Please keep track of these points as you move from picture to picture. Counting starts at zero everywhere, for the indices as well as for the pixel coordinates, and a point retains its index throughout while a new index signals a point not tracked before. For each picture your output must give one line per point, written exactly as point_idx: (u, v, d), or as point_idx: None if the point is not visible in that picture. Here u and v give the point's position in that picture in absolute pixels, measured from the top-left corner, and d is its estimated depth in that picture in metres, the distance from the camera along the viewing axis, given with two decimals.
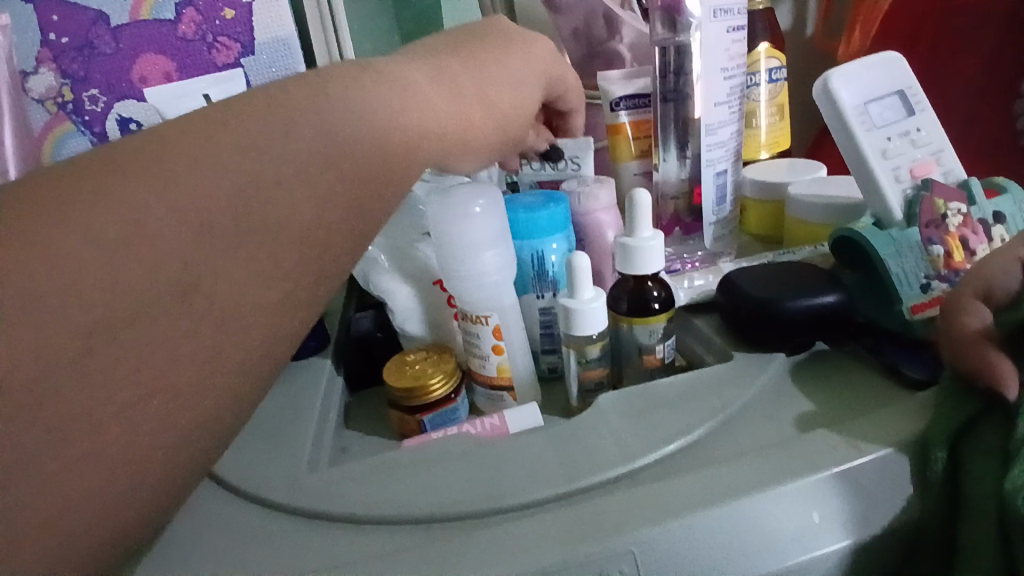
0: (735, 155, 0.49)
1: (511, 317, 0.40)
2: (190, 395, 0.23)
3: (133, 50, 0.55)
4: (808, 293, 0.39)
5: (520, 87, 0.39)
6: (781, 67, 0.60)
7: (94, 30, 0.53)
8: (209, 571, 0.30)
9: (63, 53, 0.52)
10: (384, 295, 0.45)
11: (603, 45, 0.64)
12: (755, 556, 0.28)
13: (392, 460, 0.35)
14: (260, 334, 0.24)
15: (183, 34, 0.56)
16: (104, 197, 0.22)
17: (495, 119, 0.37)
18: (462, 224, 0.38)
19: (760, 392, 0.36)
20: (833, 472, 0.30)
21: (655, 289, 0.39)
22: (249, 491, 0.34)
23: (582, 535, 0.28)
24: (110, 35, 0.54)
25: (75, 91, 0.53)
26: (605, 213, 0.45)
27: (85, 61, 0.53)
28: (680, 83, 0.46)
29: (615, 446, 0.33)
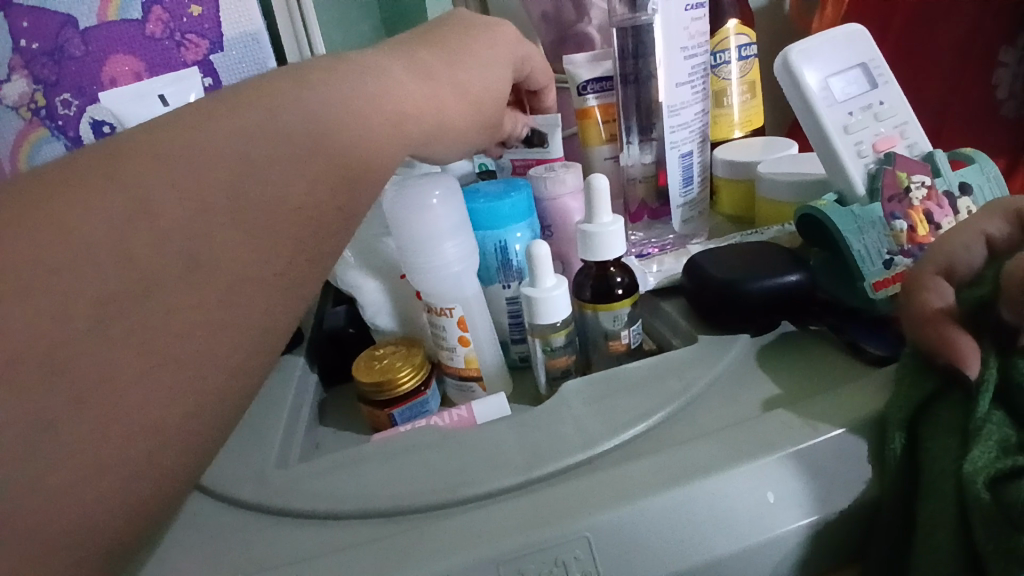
0: (702, 136, 0.48)
1: (474, 308, 0.40)
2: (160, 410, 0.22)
3: (102, 53, 0.55)
4: (770, 273, 0.39)
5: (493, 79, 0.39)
6: (752, 44, 0.59)
7: (63, 34, 0.54)
8: (175, 567, 0.31)
9: (34, 59, 0.53)
10: (352, 291, 0.45)
11: (573, 27, 0.63)
12: (711, 539, 0.28)
13: (357, 453, 0.35)
14: None
15: (151, 32, 0.57)
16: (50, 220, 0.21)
17: (468, 115, 0.36)
18: (420, 216, 0.38)
19: (724, 374, 0.36)
20: (787, 452, 0.30)
21: (619, 275, 0.39)
22: (215, 487, 0.35)
23: (538, 523, 0.28)
24: (79, 38, 0.54)
25: (48, 96, 0.54)
26: (572, 199, 0.44)
27: (56, 66, 0.54)
28: (639, 65, 0.46)
29: (577, 434, 0.33)
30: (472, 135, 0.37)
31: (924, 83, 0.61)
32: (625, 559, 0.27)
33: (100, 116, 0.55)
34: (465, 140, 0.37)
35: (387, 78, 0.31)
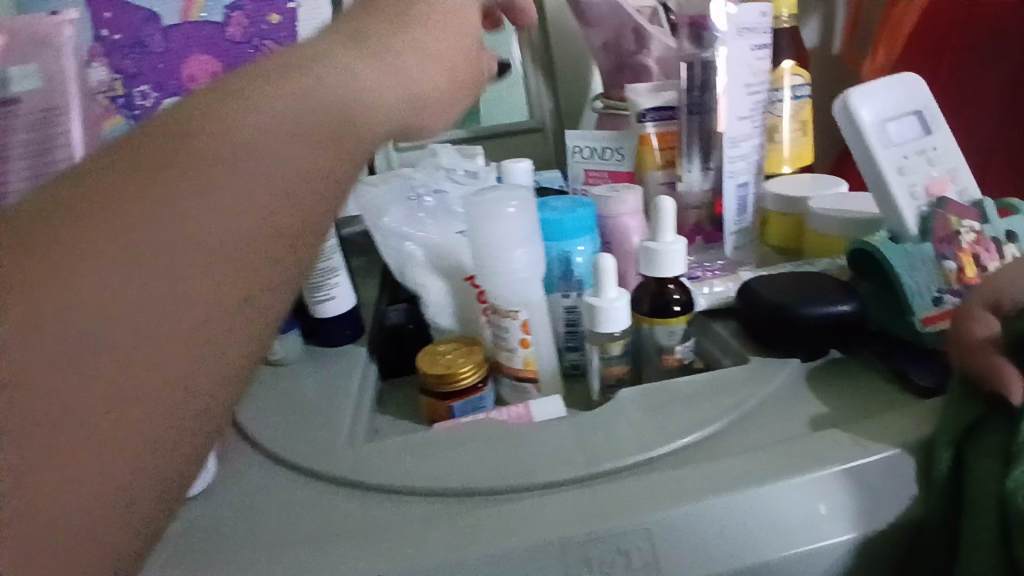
0: (757, 168, 0.51)
1: (538, 313, 0.42)
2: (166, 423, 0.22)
3: (181, 51, 0.58)
4: (823, 301, 0.41)
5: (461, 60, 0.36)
6: (805, 84, 0.62)
7: (145, 29, 0.56)
8: (256, 530, 0.33)
9: (117, 49, 0.55)
10: (418, 289, 0.48)
11: (632, 57, 0.66)
12: (765, 542, 0.30)
13: (424, 439, 0.38)
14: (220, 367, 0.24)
15: (230, 35, 0.59)
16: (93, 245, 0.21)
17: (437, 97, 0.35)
18: (497, 222, 0.41)
19: (774, 393, 0.38)
20: (839, 467, 0.32)
21: (677, 293, 0.41)
22: (292, 461, 0.37)
23: (602, 514, 0.30)
24: (160, 34, 0.57)
25: (127, 86, 0.54)
26: (631, 218, 0.47)
27: (136, 59, 0.56)
28: (704, 97, 0.48)
29: (634, 437, 0.35)
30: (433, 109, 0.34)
31: (969, 126, 0.63)
32: (684, 554, 0.29)
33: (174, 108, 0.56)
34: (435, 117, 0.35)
35: (346, 70, 0.29)
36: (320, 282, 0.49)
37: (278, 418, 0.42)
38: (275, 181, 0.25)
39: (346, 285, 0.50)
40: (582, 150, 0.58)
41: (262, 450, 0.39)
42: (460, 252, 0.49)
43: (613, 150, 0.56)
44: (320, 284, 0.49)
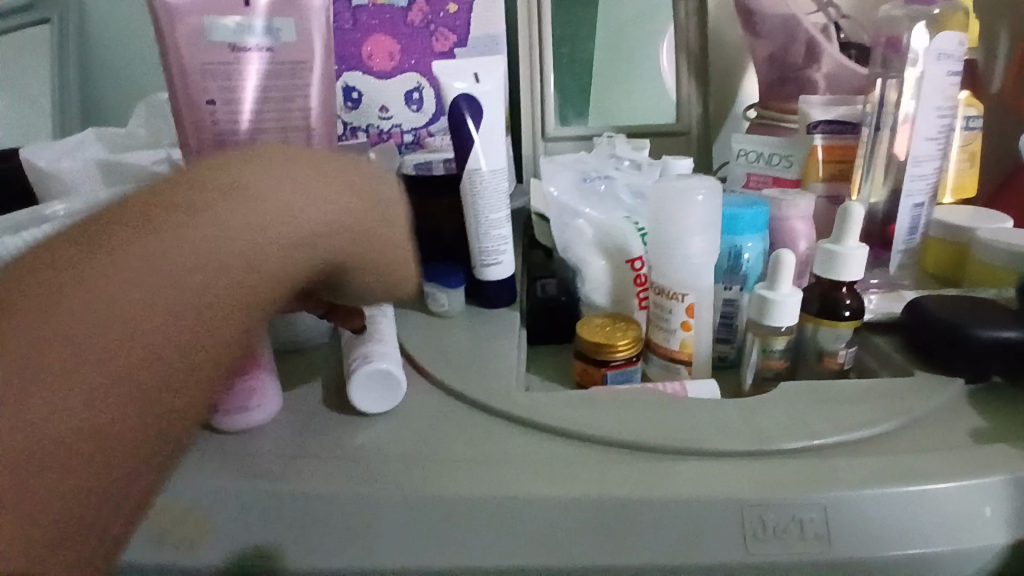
0: (934, 191, 0.51)
1: (704, 300, 0.44)
2: (55, 415, 0.24)
3: (367, 30, 0.72)
4: (995, 325, 0.40)
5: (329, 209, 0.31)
6: (979, 117, 0.61)
7: (342, 9, 0.72)
8: (445, 446, 0.37)
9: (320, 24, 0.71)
10: (578, 265, 0.52)
11: (797, 71, 0.66)
12: (929, 533, 0.31)
13: (589, 396, 0.41)
14: (82, 395, 0.25)
15: (410, 20, 0.73)
16: (110, 254, 0.26)
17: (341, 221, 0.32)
18: (683, 208, 0.43)
19: (940, 407, 0.39)
20: (1008, 477, 0.33)
21: (848, 299, 0.42)
22: (468, 396, 0.42)
23: (778, 484, 0.32)
24: (350, 13, 0.72)
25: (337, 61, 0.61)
26: (801, 222, 0.48)
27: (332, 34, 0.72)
28: (890, 120, 0.51)
29: (799, 423, 0.37)
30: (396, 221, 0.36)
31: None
32: (854, 533, 0.31)
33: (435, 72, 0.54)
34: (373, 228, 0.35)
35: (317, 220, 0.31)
36: (490, 246, 0.53)
37: (450, 360, 0.46)
38: (190, 253, 0.27)
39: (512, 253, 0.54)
40: (746, 154, 0.58)
41: (437, 384, 0.44)
42: (625, 234, 0.51)
43: (780, 156, 0.56)
44: (490, 248, 0.53)
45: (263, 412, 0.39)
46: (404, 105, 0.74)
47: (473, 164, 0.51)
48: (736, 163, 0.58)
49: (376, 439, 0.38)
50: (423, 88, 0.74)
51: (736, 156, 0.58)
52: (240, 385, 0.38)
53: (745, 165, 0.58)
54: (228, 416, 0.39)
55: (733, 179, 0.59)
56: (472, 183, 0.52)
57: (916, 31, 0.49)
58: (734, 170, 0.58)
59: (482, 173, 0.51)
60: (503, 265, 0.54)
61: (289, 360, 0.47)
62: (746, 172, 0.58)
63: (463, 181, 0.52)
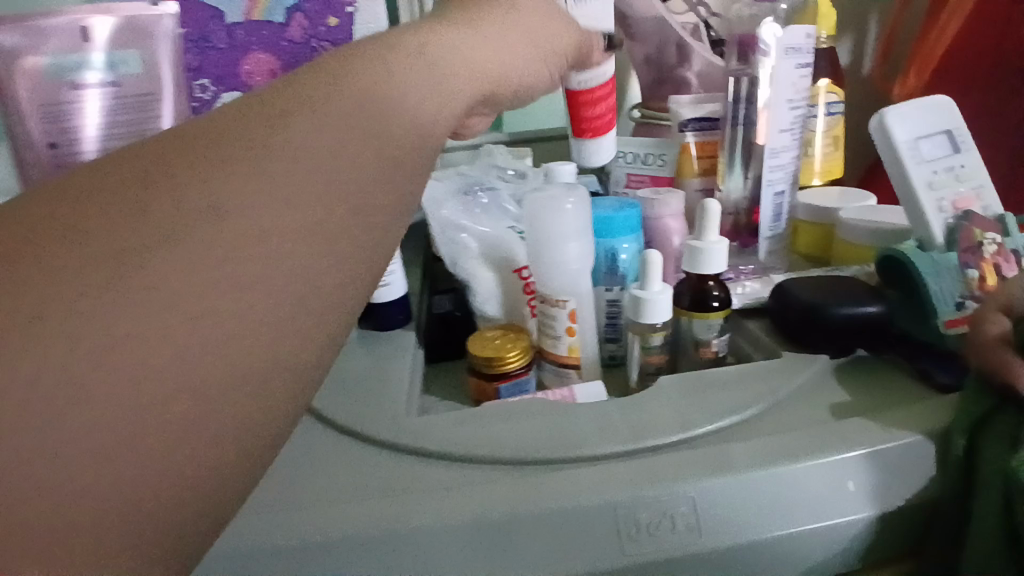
0: (792, 178, 0.55)
1: (585, 303, 0.46)
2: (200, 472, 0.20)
3: (244, 47, 0.65)
4: (853, 302, 0.43)
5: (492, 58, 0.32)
6: (839, 102, 0.64)
7: (210, 25, 0.64)
8: (328, 484, 0.36)
9: (185, 44, 0.63)
10: (468, 278, 0.51)
11: (672, 71, 0.69)
12: (795, 513, 0.32)
13: (477, 412, 0.41)
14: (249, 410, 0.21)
15: (291, 36, 0.67)
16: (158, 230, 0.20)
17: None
18: (555, 217, 0.44)
19: (804, 386, 0.41)
20: (866, 449, 0.34)
21: (716, 290, 0.44)
22: (354, 428, 0.40)
23: (649, 480, 0.33)
24: (225, 32, 0.64)
25: (191, 80, 0.63)
26: (673, 219, 0.50)
27: (200, 54, 0.63)
28: (749, 109, 0.52)
29: (675, 418, 0.38)
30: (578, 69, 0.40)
31: (1001, 140, 0.64)
32: (722, 521, 0.32)
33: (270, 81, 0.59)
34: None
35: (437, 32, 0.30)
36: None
37: (339, 387, 0.45)
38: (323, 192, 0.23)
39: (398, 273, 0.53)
40: (624, 155, 0.59)
41: (324, 418, 0.42)
42: (510, 245, 0.52)
43: (654, 156, 0.58)
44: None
45: None
46: None
47: None
48: (616, 165, 0.60)
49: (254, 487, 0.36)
50: None
51: (615, 157, 0.60)
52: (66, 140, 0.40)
53: (624, 165, 0.59)
54: None
55: (614, 180, 0.60)
56: None
57: (766, 23, 0.50)
58: (615, 172, 0.60)
59: None
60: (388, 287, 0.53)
61: None
62: (626, 173, 0.60)
63: None
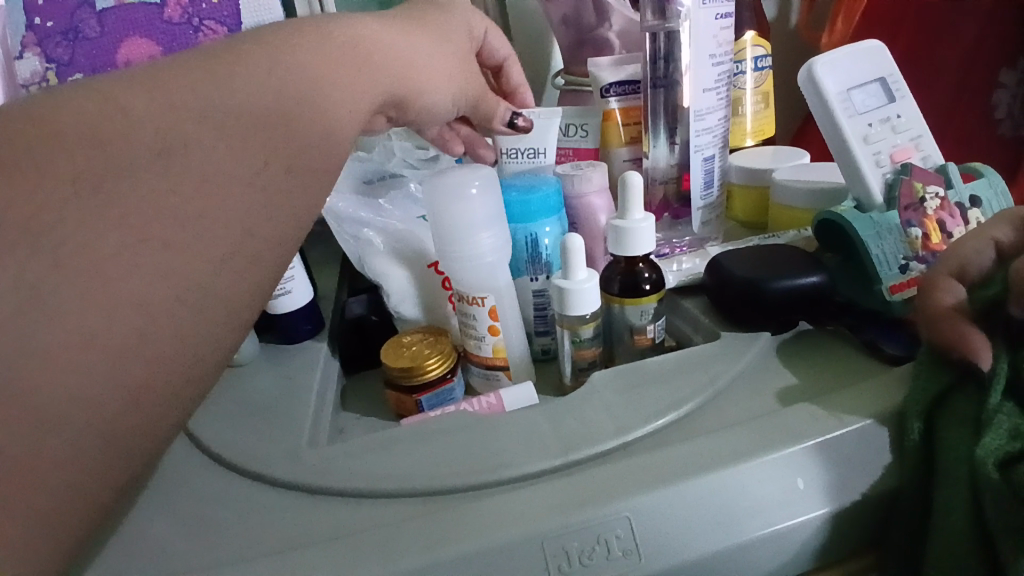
0: (722, 141, 0.51)
1: (505, 298, 0.41)
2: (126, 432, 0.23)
3: (118, 34, 0.56)
4: (792, 273, 0.40)
5: (410, 53, 0.35)
6: (767, 55, 0.61)
7: (79, 12, 0.54)
8: (214, 545, 0.31)
9: (48, 37, 0.54)
10: (378, 278, 0.46)
11: (592, 32, 0.63)
12: (741, 522, 0.29)
13: (392, 436, 0.36)
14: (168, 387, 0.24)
15: (169, 17, 0.57)
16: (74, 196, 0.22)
17: (238, 195, 0.24)
18: (460, 205, 0.40)
19: (747, 368, 0.38)
20: (814, 442, 0.31)
21: (646, 271, 0.40)
22: (250, 469, 0.35)
23: (582, 503, 0.29)
24: (95, 19, 0.55)
25: (60, 75, 0.55)
26: (598, 196, 0.46)
27: (70, 46, 0.55)
28: (669, 69, 0.48)
29: (609, 420, 0.34)
30: (478, 91, 0.43)
31: (931, 87, 0.62)
32: (663, 539, 0.28)
33: None
34: (224, 331, 0.25)
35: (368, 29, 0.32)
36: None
37: (235, 418, 0.40)
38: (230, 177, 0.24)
39: (296, 275, 0.47)
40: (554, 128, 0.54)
41: (213, 457, 0.36)
42: (422, 237, 0.47)
43: (576, 126, 0.54)
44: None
45: None
46: None
47: None
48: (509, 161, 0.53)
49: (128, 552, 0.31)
50: None
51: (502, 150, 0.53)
52: None
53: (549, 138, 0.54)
54: None
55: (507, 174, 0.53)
56: None
57: None
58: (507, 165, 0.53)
59: None
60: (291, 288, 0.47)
61: None
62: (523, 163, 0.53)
63: None
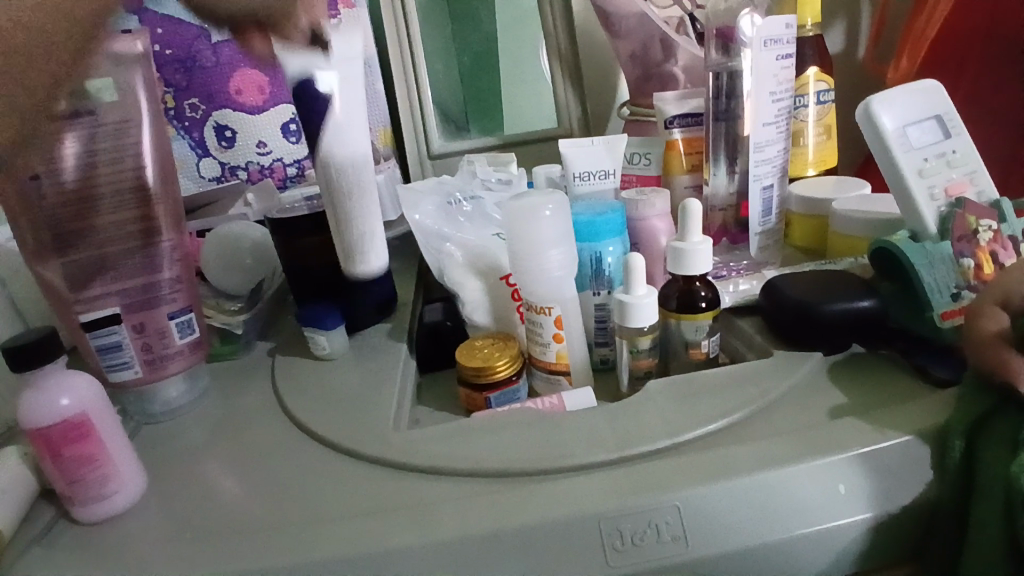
0: (781, 171, 0.54)
1: (570, 310, 0.45)
2: None
3: (231, 65, 0.68)
4: (845, 298, 0.42)
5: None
6: (829, 90, 0.63)
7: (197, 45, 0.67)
8: (313, 506, 0.36)
9: (169, 64, 0.66)
10: (455, 288, 0.51)
11: (659, 67, 0.67)
12: (782, 520, 0.32)
13: (466, 424, 0.40)
14: None
15: None
16: None
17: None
18: (533, 225, 0.44)
19: (796, 384, 0.40)
20: (855, 453, 0.34)
21: (703, 290, 0.44)
22: (343, 445, 0.40)
23: (633, 490, 0.33)
24: (211, 50, 0.68)
25: (178, 99, 0.68)
26: (659, 220, 0.50)
27: (187, 73, 0.68)
28: (730, 104, 0.52)
29: (662, 423, 0.38)
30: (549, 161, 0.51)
31: (1001, 123, 0.63)
32: (709, 529, 0.32)
33: (222, 121, 0.69)
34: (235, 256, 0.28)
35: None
36: (364, 258, 0.56)
37: (328, 403, 0.45)
38: None
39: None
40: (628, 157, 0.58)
41: (313, 437, 0.42)
42: (496, 252, 0.52)
43: (641, 155, 0.58)
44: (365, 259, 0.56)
45: (123, 496, 0.39)
46: (282, 138, 0.71)
47: (329, 148, 0.45)
48: (575, 187, 0.56)
49: (241, 509, 0.37)
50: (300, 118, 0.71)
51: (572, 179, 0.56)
52: (92, 474, 0.38)
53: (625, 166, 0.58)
54: (89, 504, 0.39)
55: (575, 199, 0.56)
56: (328, 171, 0.46)
57: (743, 14, 0.49)
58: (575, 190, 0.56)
59: (339, 159, 0.45)
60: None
61: (164, 430, 0.47)
62: (591, 192, 0.56)
63: (318, 167, 0.46)
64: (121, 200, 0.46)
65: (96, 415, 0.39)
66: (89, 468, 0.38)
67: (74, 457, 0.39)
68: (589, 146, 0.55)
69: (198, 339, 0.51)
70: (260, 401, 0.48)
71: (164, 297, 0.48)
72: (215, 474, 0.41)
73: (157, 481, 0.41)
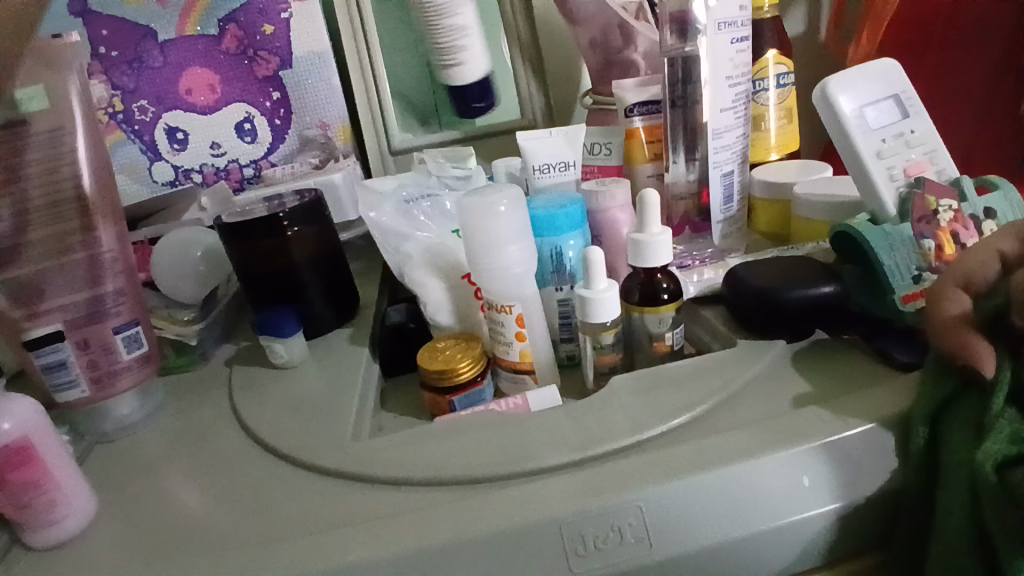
0: (742, 157, 0.53)
1: (532, 307, 0.44)
2: None
3: (180, 65, 0.66)
4: (807, 284, 0.41)
5: None
6: (789, 73, 0.63)
7: (143, 45, 0.64)
8: (268, 524, 0.35)
9: (115, 66, 0.64)
10: (416, 289, 0.50)
11: (619, 53, 0.66)
12: (747, 514, 0.31)
13: (427, 430, 0.39)
14: None
15: (226, 48, 0.66)
16: None
17: None
18: (489, 221, 0.43)
19: (760, 373, 0.40)
20: (818, 443, 0.33)
21: (665, 281, 0.43)
22: (301, 458, 0.39)
23: (597, 492, 0.32)
24: (158, 49, 0.65)
25: (126, 102, 0.65)
26: (621, 211, 0.49)
27: (134, 74, 0.65)
28: (688, 91, 0.51)
29: (626, 420, 0.37)
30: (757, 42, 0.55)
31: (960, 101, 0.63)
32: (674, 527, 0.31)
33: (173, 123, 0.67)
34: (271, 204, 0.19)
35: None
36: (453, 50, 0.67)
37: (286, 414, 0.44)
38: None
39: (472, 53, 0.68)
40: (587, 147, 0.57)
41: (270, 450, 0.41)
42: (456, 250, 0.51)
43: (601, 145, 0.57)
44: (454, 53, 0.68)
45: (73, 521, 0.37)
46: (236, 138, 0.69)
47: None
48: (536, 180, 0.55)
49: (195, 530, 0.36)
50: (255, 117, 0.69)
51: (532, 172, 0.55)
52: (37, 501, 0.36)
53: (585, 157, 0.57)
54: (34, 531, 0.37)
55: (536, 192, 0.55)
56: None
57: None
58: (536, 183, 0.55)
59: None
60: (466, 69, 0.69)
61: (116, 449, 0.45)
62: (551, 184, 0.55)
63: None
64: (59, 211, 0.43)
65: (39, 439, 0.37)
66: (35, 494, 0.37)
67: (17, 483, 0.37)
68: (549, 137, 0.54)
69: (147, 353, 0.48)
70: (217, 415, 0.47)
71: (110, 310, 0.46)
72: (167, 495, 0.39)
73: (108, 504, 0.40)
